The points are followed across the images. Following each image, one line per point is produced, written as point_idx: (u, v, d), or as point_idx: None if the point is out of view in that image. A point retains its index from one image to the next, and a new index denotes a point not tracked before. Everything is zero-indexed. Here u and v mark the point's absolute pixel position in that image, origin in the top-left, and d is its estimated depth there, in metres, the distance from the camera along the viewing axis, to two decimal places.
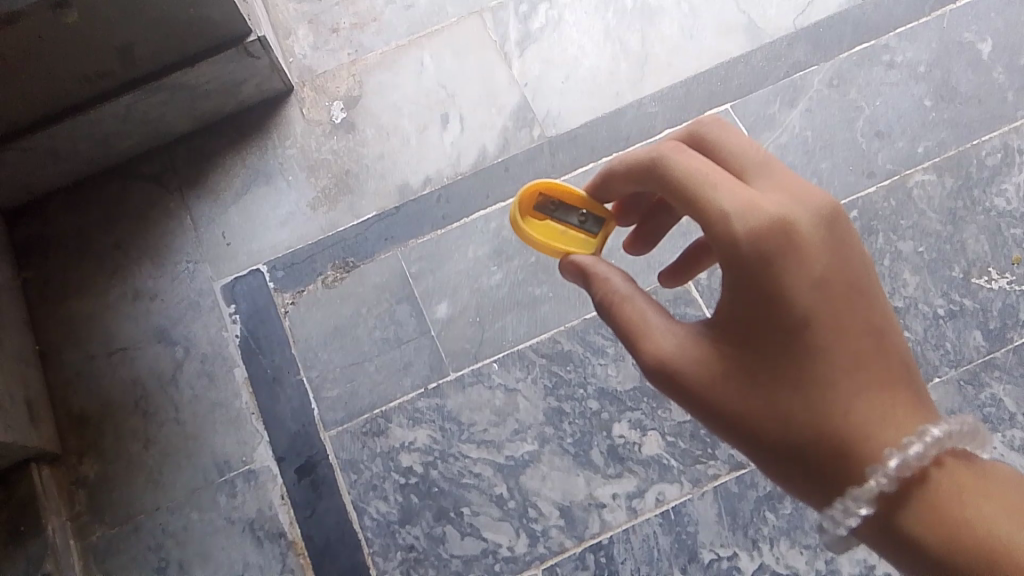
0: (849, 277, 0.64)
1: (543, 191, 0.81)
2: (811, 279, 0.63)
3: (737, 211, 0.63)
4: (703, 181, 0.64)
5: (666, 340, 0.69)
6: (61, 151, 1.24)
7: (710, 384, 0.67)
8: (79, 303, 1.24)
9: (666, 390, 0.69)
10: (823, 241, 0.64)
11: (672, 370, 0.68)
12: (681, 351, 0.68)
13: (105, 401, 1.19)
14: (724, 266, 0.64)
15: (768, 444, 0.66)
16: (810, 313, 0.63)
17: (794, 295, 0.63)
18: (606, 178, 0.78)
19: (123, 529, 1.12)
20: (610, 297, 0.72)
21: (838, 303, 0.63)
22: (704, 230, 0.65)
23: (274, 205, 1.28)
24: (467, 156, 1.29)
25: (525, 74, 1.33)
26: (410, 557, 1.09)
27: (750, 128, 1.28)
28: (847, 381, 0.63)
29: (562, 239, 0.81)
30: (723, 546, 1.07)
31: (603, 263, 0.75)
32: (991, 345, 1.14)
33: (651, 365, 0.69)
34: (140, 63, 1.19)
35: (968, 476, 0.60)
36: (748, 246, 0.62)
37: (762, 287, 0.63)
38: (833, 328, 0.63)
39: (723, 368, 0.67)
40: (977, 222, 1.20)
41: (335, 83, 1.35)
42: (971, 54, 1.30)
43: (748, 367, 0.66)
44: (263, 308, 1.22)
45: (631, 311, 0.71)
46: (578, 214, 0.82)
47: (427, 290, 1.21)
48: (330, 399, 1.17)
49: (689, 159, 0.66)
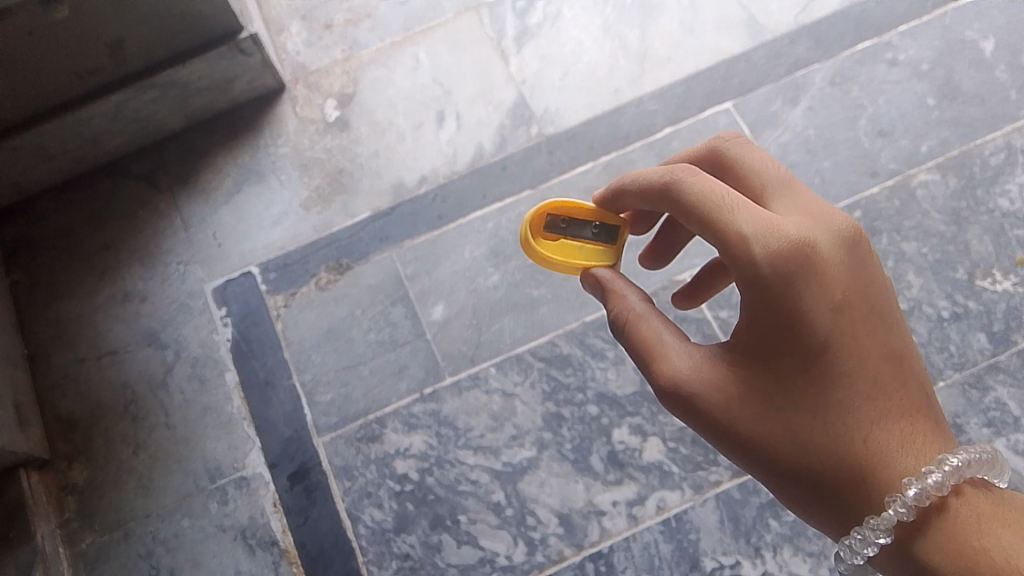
0: (869, 303, 0.63)
1: (554, 210, 0.80)
2: (832, 305, 0.62)
3: (759, 235, 0.60)
4: (724, 203, 0.62)
5: (682, 362, 0.67)
6: (49, 150, 1.22)
7: (728, 410, 0.66)
8: (68, 305, 1.22)
9: (680, 413, 0.68)
10: (844, 267, 0.63)
11: (688, 394, 0.66)
12: (697, 374, 0.67)
13: (94, 405, 1.16)
14: (743, 291, 0.62)
15: (786, 469, 0.65)
16: (831, 339, 0.62)
17: (816, 321, 0.61)
18: (615, 192, 0.75)
19: (112, 537, 1.10)
20: (626, 316, 0.71)
21: (859, 329, 0.62)
22: (723, 253, 0.62)
23: (266, 205, 1.26)
24: (463, 155, 1.27)
25: (522, 71, 1.31)
26: (406, 565, 1.07)
27: (751, 126, 1.26)
28: (867, 407, 0.62)
29: (580, 254, 0.79)
30: (725, 554, 1.05)
31: (620, 279, 0.75)
32: (996, 348, 1.12)
33: (666, 388, 0.67)
34: (130, 60, 1.16)
35: (986, 507, 0.61)
36: (770, 272, 0.60)
37: (783, 313, 0.62)
38: (854, 354, 0.62)
39: (740, 393, 0.66)
40: (981, 223, 1.18)
41: (328, 79, 1.32)
42: (975, 52, 1.28)
43: (766, 393, 0.65)
44: (255, 311, 1.20)
45: (647, 332, 0.69)
46: (592, 226, 0.80)
47: (423, 291, 1.19)
48: (323, 403, 1.14)
49: (707, 181, 0.63)
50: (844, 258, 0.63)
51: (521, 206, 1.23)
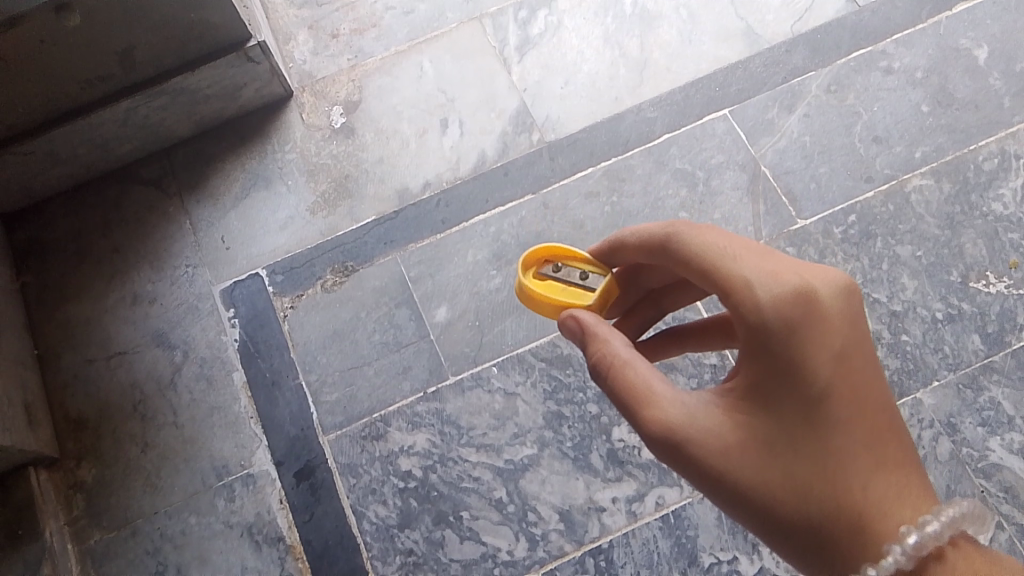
0: (866, 354, 0.63)
1: (547, 255, 0.83)
2: (832, 354, 0.61)
3: (764, 282, 0.61)
4: (727, 253, 0.64)
5: (675, 410, 0.66)
6: (60, 155, 1.25)
7: (724, 457, 0.64)
8: (78, 307, 1.24)
9: (672, 462, 0.67)
10: (844, 316, 0.62)
11: (683, 442, 0.65)
12: (691, 422, 0.66)
13: (103, 404, 1.18)
14: (745, 337, 0.63)
15: (780, 519, 0.64)
16: (830, 388, 0.62)
17: (816, 369, 0.61)
18: (612, 244, 0.78)
19: (121, 534, 1.12)
20: (613, 362, 0.68)
21: (856, 379, 0.62)
22: (726, 300, 0.63)
23: (273, 210, 1.28)
24: (466, 161, 1.29)
25: (524, 79, 1.34)
26: (409, 561, 1.09)
27: (749, 132, 1.28)
28: (863, 456, 0.62)
29: (563, 294, 0.81)
30: (723, 550, 1.06)
31: (603, 324, 0.72)
32: (990, 349, 1.14)
33: (661, 436, 0.66)
34: (141, 67, 1.19)
35: (980, 561, 0.61)
36: (775, 320, 0.61)
37: (785, 361, 0.61)
38: (851, 403, 0.62)
39: (736, 441, 0.64)
40: (975, 226, 1.20)
41: (334, 88, 1.35)
42: (968, 60, 1.30)
43: (764, 441, 0.64)
44: (262, 312, 1.22)
45: (637, 379, 0.67)
46: (582, 273, 0.82)
47: (426, 293, 1.21)
48: (329, 403, 1.17)
49: (709, 232, 0.66)
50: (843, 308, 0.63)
51: (523, 210, 1.25)
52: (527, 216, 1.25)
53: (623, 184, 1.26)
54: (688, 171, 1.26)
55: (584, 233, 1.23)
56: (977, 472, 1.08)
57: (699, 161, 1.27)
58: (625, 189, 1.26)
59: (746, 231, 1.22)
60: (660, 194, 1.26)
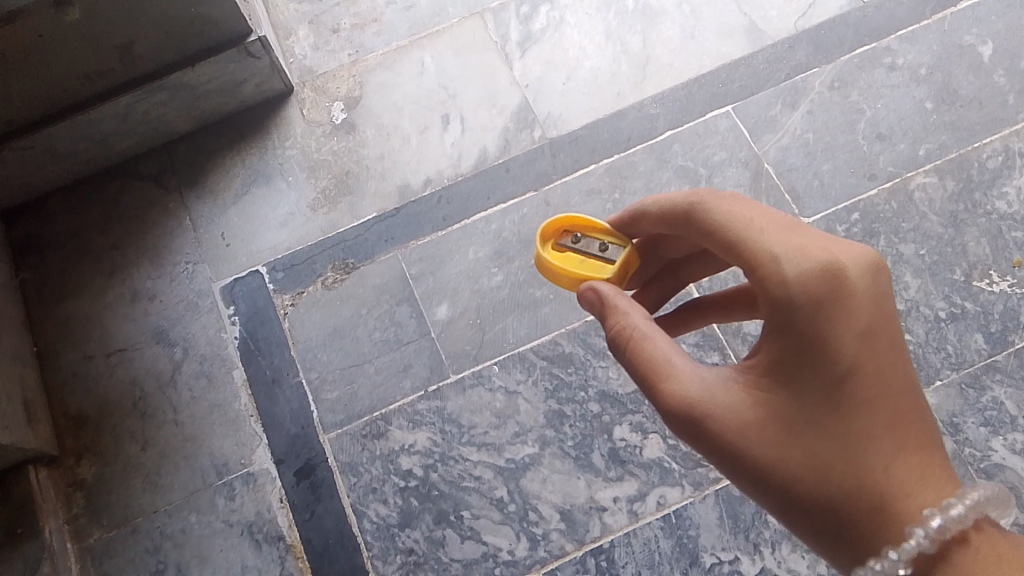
0: (893, 334, 0.62)
1: (568, 226, 0.82)
2: (857, 332, 0.60)
3: (789, 257, 0.60)
4: (751, 227, 0.63)
5: (693, 385, 0.66)
6: (60, 151, 1.24)
7: (742, 433, 0.64)
8: (77, 304, 1.24)
9: (689, 436, 0.67)
10: (872, 293, 0.61)
11: (700, 416, 0.65)
12: (709, 397, 0.66)
13: (103, 402, 1.18)
14: (767, 312, 0.62)
15: (798, 496, 0.64)
16: (855, 367, 0.61)
17: (840, 348, 0.60)
18: (633, 216, 0.78)
19: (121, 532, 1.12)
20: (631, 335, 0.68)
21: (881, 358, 0.61)
22: (750, 274, 0.62)
23: (273, 206, 1.28)
24: (467, 158, 1.29)
25: (525, 75, 1.33)
26: (410, 560, 1.08)
27: (751, 129, 1.27)
28: (887, 437, 0.62)
29: (580, 266, 0.80)
30: (724, 550, 1.06)
31: (624, 297, 0.72)
32: (993, 348, 1.13)
33: (678, 410, 0.66)
34: (141, 63, 1.18)
35: (1006, 547, 0.60)
36: (800, 296, 0.60)
37: (808, 337, 0.61)
38: (875, 383, 0.61)
39: (755, 417, 0.64)
40: (978, 225, 1.20)
41: (335, 83, 1.34)
42: (973, 57, 1.29)
43: (784, 417, 0.64)
44: (262, 309, 1.22)
45: (656, 349, 0.67)
46: (602, 244, 0.81)
47: (427, 291, 1.21)
48: (329, 401, 1.16)
49: (733, 205, 0.65)
50: (872, 285, 0.61)
51: (524, 208, 1.24)
52: (529, 213, 1.24)
53: (625, 181, 1.25)
54: (690, 169, 1.26)
55: None
56: (979, 472, 1.08)
57: (701, 159, 1.26)
58: (627, 186, 1.25)
59: None
60: (663, 191, 1.25)
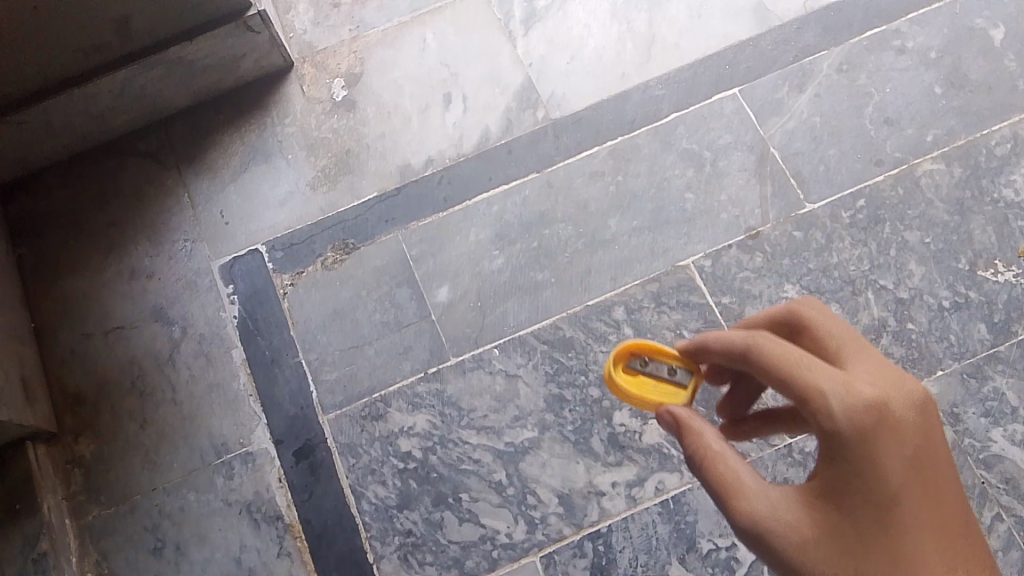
0: (935, 460, 0.67)
1: (636, 350, 0.77)
2: (903, 458, 0.65)
3: (839, 393, 0.64)
4: (800, 364, 0.65)
5: (761, 503, 0.68)
6: (56, 126, 1.22)
7: (805, 551, 0.67)
8: (75, 282, 1.23)
9: (757, 552, 0.69)
10: (914, 425, 0.66)
11: (766, 534, 0.68)
12: (773, 516, 0.68)
13: (101, 380, 1.17)
14: (823, 443, 0.65)
15: None
16: (902, 489, 0.65)
17: (889, 473, 0.65)
18: (699, 345, 0.75)
19: (119, 510, 1.12)
20: (704, 454, 0.70)
21: (925, 481, 0.66)
22: (803, 408, 0.65)
23: (272, 184, 1.26)
24: (469, 138, 1.27)
25: (529, 54, 1.31)
26: (408, 541, 1.09)
27: (758, 112, 1.25)
28: (935, 555, 0.65)
29: (655, 393, 0.77)
30: (722, 535, 1.07)
31: (698, 418, 0.72)
32: (995, 338, 1.13)
33: (744, 526, 0.68)
34: (138, 38, 1.16)
35: None
36: (853, 431, 0.64)
37: (860, 464, 0.65)
38: (921, 503, 0.66)
39: (815, 534, 0.67)
40: (985, 213, 1.19)
41: (335, 59, 1.32)
42: (984, 42, 1.27)
43: (843, 537, 0.66)
44: (262, 289, 1.21)
45: (721, 470, 0.69)
46: (671, 368, 0.78)
47: (428, 274, 1.20)
48: (328, 382, 1.16)
49: (787, 347, 0.66)
50: (914, 419, 0.66)
51: (526, 190, 1.23)
52: (531, 195, 1.23)
53: (629, 164, 1.24)
54: (695, 152, 1.24)
55: (589, 213, 1.22)
56: (979, 462, 1.08)
57: (706, 142, 1.24)
58: (630, 169, 1.23)
59: (753, 214, 1.20)
60: (667, 174, 1.23)
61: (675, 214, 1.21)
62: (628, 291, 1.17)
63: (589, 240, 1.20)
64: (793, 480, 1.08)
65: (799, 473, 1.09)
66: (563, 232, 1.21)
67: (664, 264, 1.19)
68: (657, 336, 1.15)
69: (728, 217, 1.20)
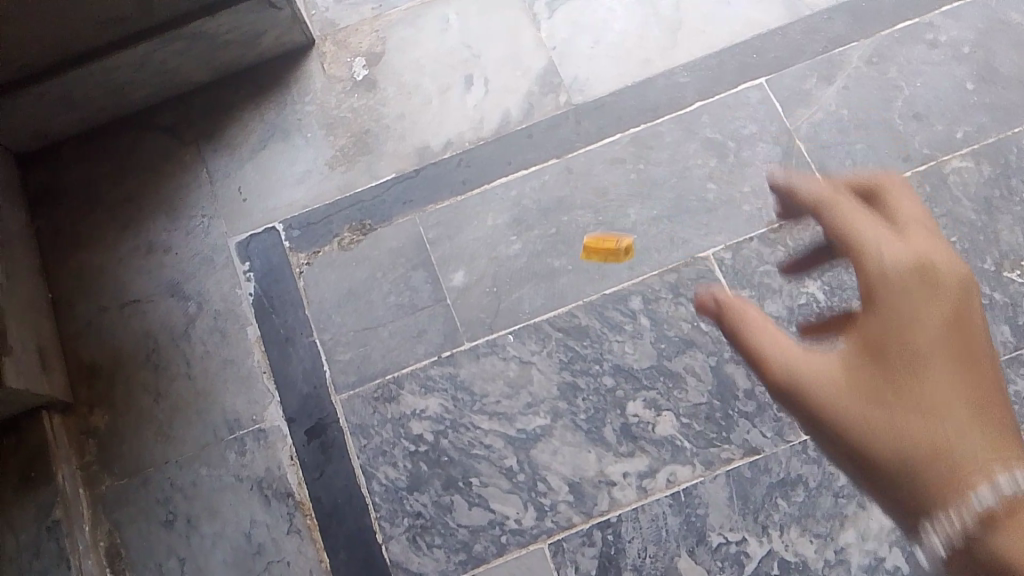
0: (985, 378, 0.65)
1: None
2: (940, 344, 0.66)
3: (889, 247, 0.70)
4: (853, 234, 0.72)
5: (796, 355, 0.71)
6: (76, 97, 1.22)
7: (832, 385, 0.69)
8: (92, 254, 1.23)
9: (783, 398, 0.72)
10: (958, 321, 0.67)
11: (796, 380, 0.70)
12: (805, 367, 0.71)
13: (116, 353, 1.18)
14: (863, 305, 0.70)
15: (880, 448, 0.66)
16: (935, 348, 0.66)
17: (920, 325, 0.67)
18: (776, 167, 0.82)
19: (132, 482, 1.13)
20: (741, 321, 0.74)
21: (968, 367, 0.65)
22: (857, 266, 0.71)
23: (291, 162, 1.25)
24: (490, 120, 1.25)
25: (552, 37, 1.29)
26: (417, 524, 1.09)
27: (783, 103, 1.23)
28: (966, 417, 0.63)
29: None
30: (732, 530, 1.06)
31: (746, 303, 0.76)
32: (1019, 341, 1.11)
33: (773, 372, 0.72)
34: (160, 10, 1.15)
35: None
36: (894, 275, 0.69)
37: (894, 336, 0.67)
38: (954, 368, 0.65)
39: (845, 379, 0.69)
40: (1013, 213, 1.16)
41: (357, 37, 1.31)
42: (1019, 36, 1.24)
43: (874, 358, 0.68)
44: (278, 267, 1.20)
45: (759, 330, 0.73)
46: None
47: (444, 257, 1.19)
48: (342, 362, 1.16)
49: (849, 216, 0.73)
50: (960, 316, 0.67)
51: (546, 175, 1.22)
52: (550, 181, 1.21)
53: (651, 152, 1.22)
54: (718, 142, 1.22)
55: (608, 201, 1.20)
56: None
57: (730, 132, 1.22)
58: (652, 157, 1.22)
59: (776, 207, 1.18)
60: (689, 163, 1.21)
61: (696, 204, 1.19)
62: (646, 281, 1.16)
63: (607, 228, 1.19)
64: (807, 476, 1.07)
65: (813, 470, 1.08)
66: (581, 218, 1.19)
67: (683, 254, 1.17)
68: (673, 327, 1.14)
69: (750, 209, 1.18)
